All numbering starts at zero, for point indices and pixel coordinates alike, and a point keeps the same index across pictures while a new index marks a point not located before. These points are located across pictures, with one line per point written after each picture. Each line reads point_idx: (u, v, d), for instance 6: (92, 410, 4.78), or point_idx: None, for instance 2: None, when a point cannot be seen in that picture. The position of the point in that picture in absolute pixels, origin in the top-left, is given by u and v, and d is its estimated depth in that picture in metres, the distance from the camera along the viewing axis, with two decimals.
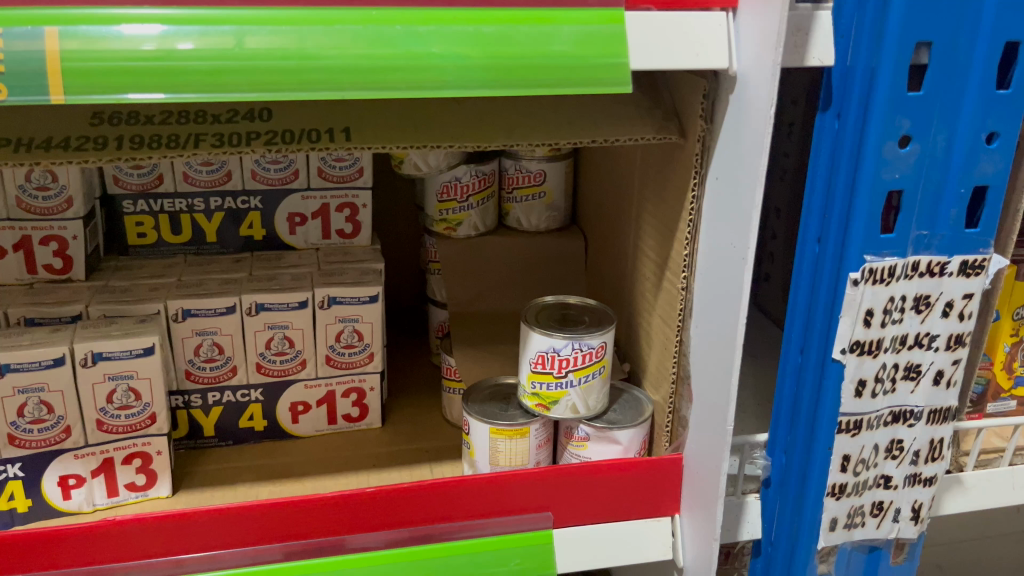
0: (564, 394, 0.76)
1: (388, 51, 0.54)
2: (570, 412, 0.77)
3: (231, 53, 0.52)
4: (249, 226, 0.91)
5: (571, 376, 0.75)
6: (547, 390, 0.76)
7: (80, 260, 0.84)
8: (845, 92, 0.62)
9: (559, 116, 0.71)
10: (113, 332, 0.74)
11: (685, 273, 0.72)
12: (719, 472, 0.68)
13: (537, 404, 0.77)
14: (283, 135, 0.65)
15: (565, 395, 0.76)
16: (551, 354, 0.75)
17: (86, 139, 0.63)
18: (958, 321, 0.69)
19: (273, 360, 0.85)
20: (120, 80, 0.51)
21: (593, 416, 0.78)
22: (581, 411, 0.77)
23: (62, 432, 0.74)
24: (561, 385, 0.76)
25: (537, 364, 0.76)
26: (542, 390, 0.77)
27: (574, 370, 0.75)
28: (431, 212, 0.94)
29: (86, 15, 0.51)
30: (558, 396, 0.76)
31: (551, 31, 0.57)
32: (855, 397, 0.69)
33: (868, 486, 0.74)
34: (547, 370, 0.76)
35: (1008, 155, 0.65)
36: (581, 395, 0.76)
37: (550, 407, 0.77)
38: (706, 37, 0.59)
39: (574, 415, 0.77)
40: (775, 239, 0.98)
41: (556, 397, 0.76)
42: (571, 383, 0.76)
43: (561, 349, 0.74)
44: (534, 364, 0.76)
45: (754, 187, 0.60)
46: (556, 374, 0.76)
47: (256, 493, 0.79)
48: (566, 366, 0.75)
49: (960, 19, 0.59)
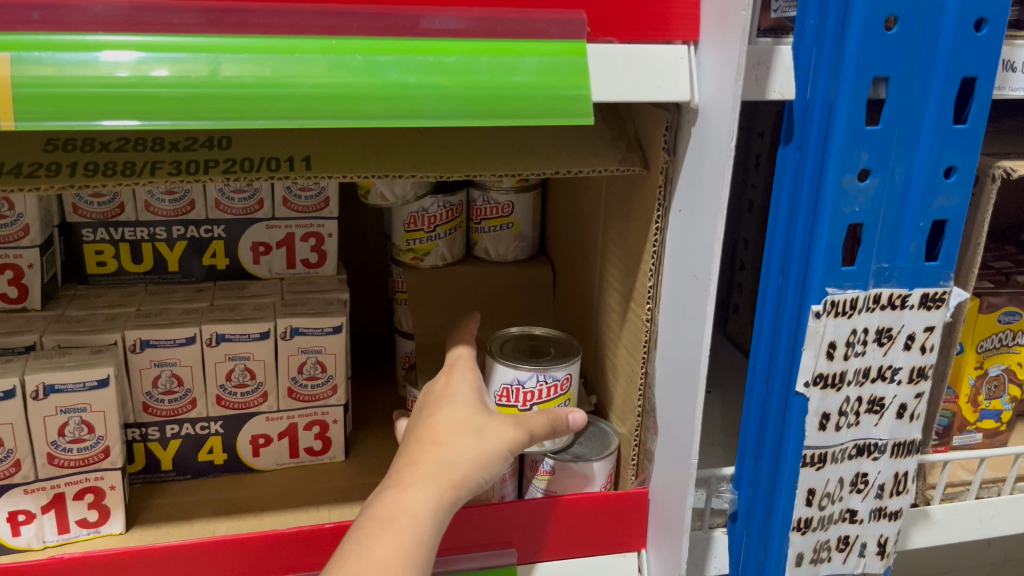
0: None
1: (349, 80, 0.54)
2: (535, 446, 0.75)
3: (188, 80, 0.52)
4: (212, 255, 0.89)
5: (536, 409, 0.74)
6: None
7: (37, 289, 0.82)
8: (805, 125, 0.62)
9: (523, 148, 0.70)
10: (67, 363, 0.72)
11: (650, 304, 0.72)
12: (684, 506, 0.67)
13: None
14: (242, 163, 0.65)
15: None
16: (516, 387, 0.74)
17: (39, 166, 0.62)
18: (920, 354, 0.69)
19: (233, 392, 0.83)
20: (73, 107, 0.50)
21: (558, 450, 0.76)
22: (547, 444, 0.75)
23: (11, 466, 0.71)
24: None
25: (501, 398, 0.74)
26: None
27: (540, 403, 0.74)
28: (397, 242, 0.93)
29: (38, 41, 0.50)
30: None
31: (515, 62, 0.57)
32: (819, 430, 0.69)
33: (834, 520, 0.73)
34: (512, 404, 0.74)
35: (965, 189, 0.65)
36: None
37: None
38: (668, 70, 0.60)
39: (540, 449, 0.75)
40: (743, 271, 0.99)
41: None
42: None
43: (526, 382, 0.73)
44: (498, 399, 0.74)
45: (716, 218, 0.60)
46: (521, 408, 0.74)
47: (214, 529, 0.77)
48: (531, 399, 0.74)
49: (915, 56, 0.60)
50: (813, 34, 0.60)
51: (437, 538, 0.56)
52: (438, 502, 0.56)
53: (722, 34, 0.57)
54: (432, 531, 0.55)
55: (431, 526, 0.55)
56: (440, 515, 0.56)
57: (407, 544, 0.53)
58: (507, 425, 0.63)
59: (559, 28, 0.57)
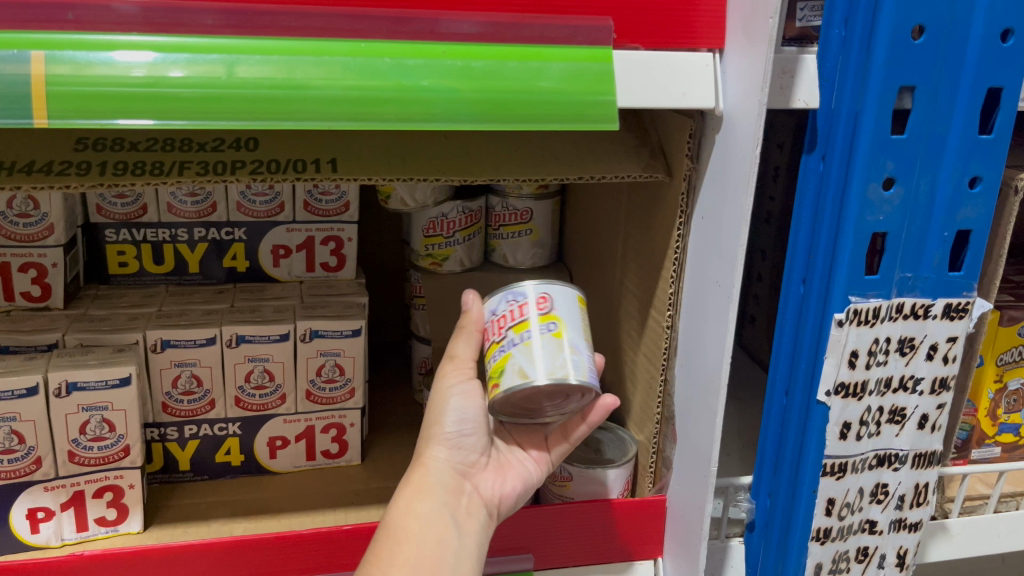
0: (509, 358, 0.59)
1: (377, 83, 0.54)
2: (521, 378, 0.58)
3: (220, 81, 0.52)
4: (232, 257, 0.90)
5: (510, 333, 0.61)
6: (493, 362, 0.61)
7: (59, 288, 0.82)
8: (830, 134, 0.62)
9: (547, 153, 0.71)
10: (89, 361, 0.73)
11: (671, 311, 0.72)
12: (703, 513, 0.67)
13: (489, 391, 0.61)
14: (268, 164, 0.65)
15: (510, 359, 0.59)
16: (493, 319, 0.63)
17: (69, 164, 0.62)
18: (942, 365, 0.69)
19: (252, 394, 0.84)
20: (107, 106, 0.50)
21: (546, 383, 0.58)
22: (532, 374, 0.58)
23: (32, 463, 0.72)
24: (504, 349, 0.60)
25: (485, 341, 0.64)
26: (490, 366, 0.61)
27: (513, 327, 0.61)
28: (417, 247, 0.94)
29: (74, 40, 0.51)
30: (504, 364, 0.60)
31: (540, 67, 0.57)
32: (839, 440, 0.69)
33: (853, 531, 0.73)
34: (493, 339, 0.62)
35: (990, 200, 0.65)
36: (528, 355, 0.59)
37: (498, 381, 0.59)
38: (692, 76, 0.60)
39: (525, 381, 0.58)
40: (760, 281, 0.99)
41: (503, 366, 0.60)
42: (512, 342, 0.60)
43: (498, 308, 0.63)
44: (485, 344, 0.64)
45: (739, 226, 0.60)
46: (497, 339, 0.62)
47: (231, 530, 0.77)
48: (505, 324, 0.62)
49: (940, 67, 0.60)
50: (838, 44, 0.60)
51: (425, 519, 0.61)
52: (407, 497, 0.63)
53: (749, 42, 0.57)
54: (414, 520, 0.61)
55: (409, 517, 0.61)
56: (414, 504, 0.62)
57: (394, 549, 0.59)
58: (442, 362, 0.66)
59: (584, 35, 0.58)
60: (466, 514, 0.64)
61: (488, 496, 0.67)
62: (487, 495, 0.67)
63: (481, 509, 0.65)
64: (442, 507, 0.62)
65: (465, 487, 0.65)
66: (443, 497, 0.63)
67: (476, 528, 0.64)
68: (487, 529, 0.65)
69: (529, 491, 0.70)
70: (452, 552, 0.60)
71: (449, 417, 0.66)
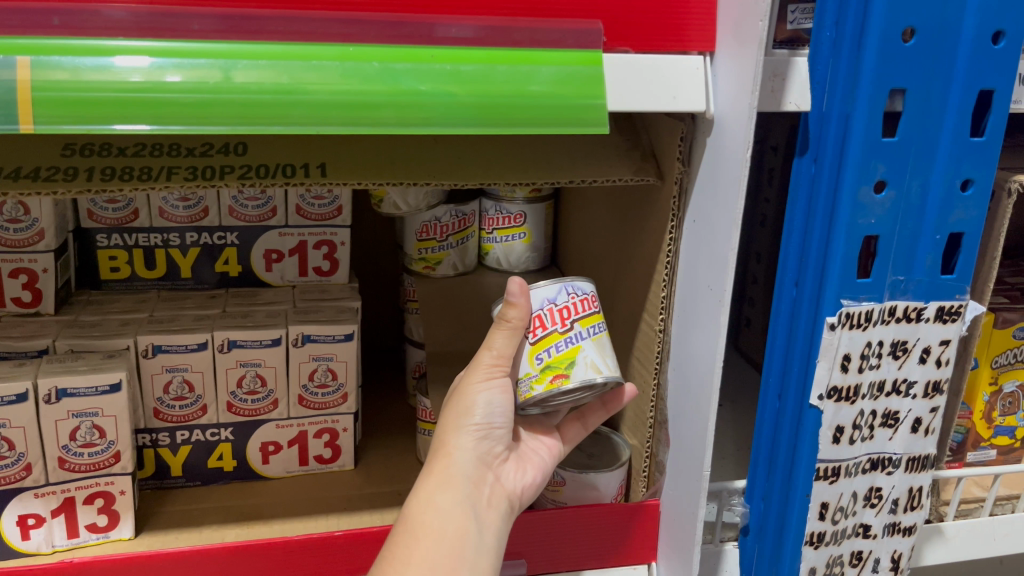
0: (579, 350, 0.63)
1: (366, 88, 0.54)
2: (593, 371, 0.63)
3: (208, 86, 0.52)
4: (224, 262, 0.90)
5: (578, 326, 0.64)
6: (558, 353, 0.63)
7: (50, 294, 0.82)
8: (821, 137, 0.62)
9: (538, 157, 0.70)
10: (79, 367, 0.73)
11: (663, 315, 0.71)
12: (696, 518, 0.67)
13: (550, 380, 0.63)
14: (258, 169, 0.65)
15: (581, 352, 0.63)
16: (548, 309, 0.64)
17: (57, 169, 0.62)
18: (935, 368, 0.69)
19: (244, 399, 0.83)
20: (93, 111, 0.50)
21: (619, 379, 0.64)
22: (605, 369, 0.63)
23: (22, 470, 0.72)
24: (572, 340, 0.63)
25: (535, 330, 0.63)
26: (552, 357, 0.63)
27: (579, 319, 0.64)
28: (409, 250, 0.93)
29: (60, 45, 0.50)
30: (573, 356, 0.63)
31: (531, 71, 0.57)
32: (832, 444, 0.69)
33: (847, 535, 0.73)
34: (549, 329, 0.63)
35: (982, 202, 0.65)
36: (598, 350, 0.64)
37: (570, 372, 0.62)
38: (682, 80, 0.60)
39: (600, 374, 0.63)
40: (755, 283, 0.99)
41: (573, 358, 0.63)
42: (580, 336, 0.64)
43: (557, 298, 0.64)
44: (531, 333, 0.64)
45: (730, 229, 0.60)
46: (561, 330, 0.63)
47: (223, 536, 0.76)
48: (568, 316, 0.64)
49: (931, 69, 0.60)
50: (830, 45, 0.60)
51: (446, 512, 0.60)
52: (429, 487, 0.62)
53: (739, 45, 0.57)
54: (436, 514, 0.60)
55: (430, 510, 0.60)
56: (436, 496, 0.61)
57: (411, 546, 0.58)
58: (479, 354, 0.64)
59: (575, 38, 0.57)
60: (486, 506, 0.64)
61: (509, 485, 0.67)
62: (507, 485, 0.67)
63: (501, 500, 0.65)
64: (464, 500, 0.62)
65: (486, 478, 0.65)
66: (464, 490, 0.63)
67: (495, 524, 0.63)
68: (506, 520, 0.65)
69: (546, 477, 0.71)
70: (471, 550, 0.60)
71: (480, 411, 0.64)
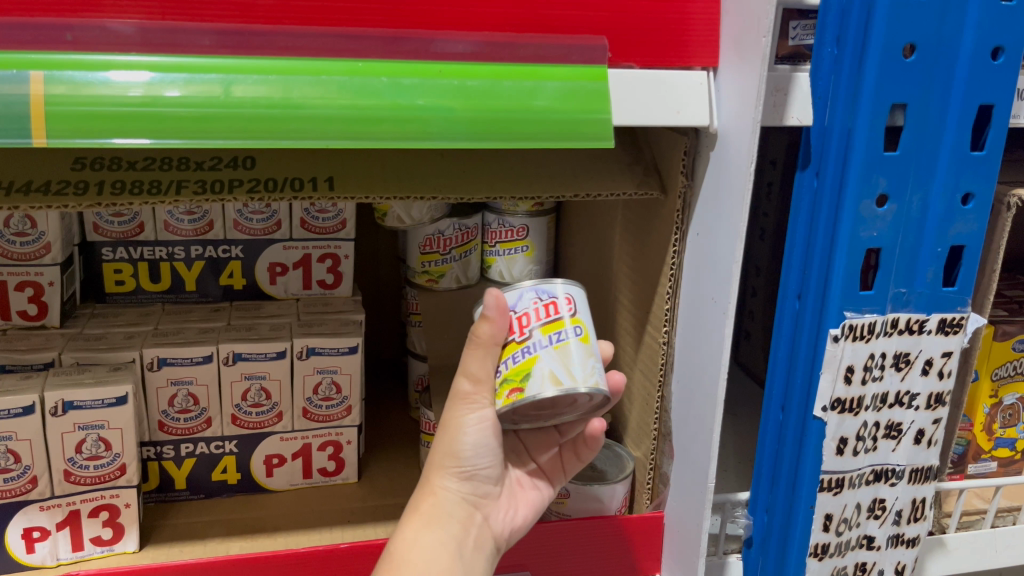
0: (535, 360, 0.58)
1: (374, 102, 0.55)
2: (552, 384, 0.58)
3: (218, 101, 0.53)
4: (229, 275, 0.90)
5: (540, 334, 0.59)
6: (515, 364, 0.59)
7: (56, 307, 0.82)
8: (823, 152, 0.63)
9: (542, 172, 0.71)
10: (85, 380, 0.73)
11: (667, 327, 0.72)
12: (701, 530, 0.67)
13: (512, 391, 0.59)
14: (266, 183, 0.65)
15: (538, 362, 0.58)
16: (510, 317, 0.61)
17: (66, 183, 0.63)
18: (937, 379, 0.70)
19: (248, 412, 0.84)
20: (104, 125, 0.51)
21: (584, 389, 0.58)
22: (565, 379, 0.58)
23: (28, 482, 0.72)
24: (530, 350, 0.59)
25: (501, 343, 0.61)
26: (511, 369, 0.59)
27: (539, 325, 0.60)
28: (413, 264, 0.94)
29: (72, 60, 0.51)
30: (531, 366, 0.58)
31: (536, 86, 0.58)
32: (836, 455, 0.69)
33: (851, 546, 0.73)
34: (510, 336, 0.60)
35: (983, 216, 0.66)
36: (560, 360, 0.58)
37: (529, 386, 0.58)
38: (686, 95, 0.61)
39: (558, 386, 0.57)
40: (755, 296, 0.99)
41: (528, 369, 0.58)
42: (540, 343, 0.59)
43: (518, 304, 0.61)
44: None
45: (734, 241, 0.60)
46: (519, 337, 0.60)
47: (227, 548, 0.76)
48: (529, 322, 0.60)
49: (931, 85, 0.61)
50: (830, 62, 0.61)
51: (431, 547, 0.61)
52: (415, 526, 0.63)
53: (742, 61, 0.58)
54: (423, 549, 0.61)
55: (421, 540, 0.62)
56: (423, 533, 0.62)
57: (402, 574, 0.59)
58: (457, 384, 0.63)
59: (579, 54, 0.58)
60: (475, 542, 0.64)
61: (500, 528, 0.68)
62: (497, 526, 0.68)
63: (489, 543, 0.66)
64: (450, 540, 0.63)
65: (476, 518, 0.66)
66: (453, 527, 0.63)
67: (486, 556, 0.64)
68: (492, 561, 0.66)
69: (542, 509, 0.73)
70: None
71: (464, 452, 0.64)
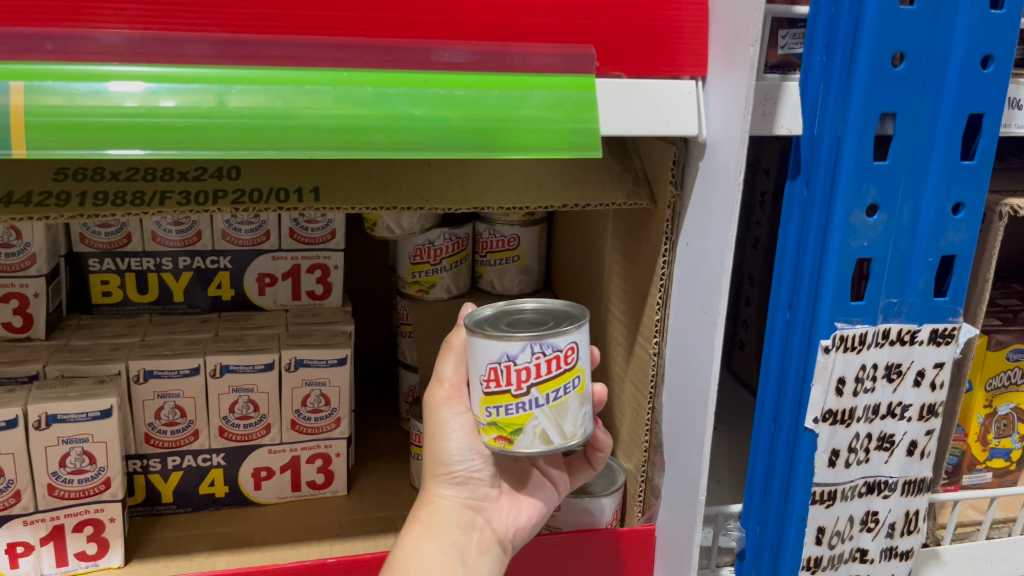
0: (530, 418, 0.56)
1: (360, 112, 0.54)
2: (541, 442, 0.56)
3: (202, 111, 0.52)
4: (217, 286, 0.89)
5: (535, 392, 0.55)
6: (507, 415, 0.56)
7: (41, 319, 0.82)
8: (813, 161, 0.62)
9: (531, 182, 0.70)
10: (70, 393, 0.72)
11: (657, 338, 0.71)
12: (692, 543, 0.67)
13: (496, 437, 0.57)
14: (250, 195, 0.65)
15: (532, 419, 0.56)
16: (505, 365, 0.55)
17: (48, 195, 0.62)
18: (930, 391, 0.69)
19: (236, 424, 0.83)
20: (85, 136, 0.50)
21: (570, 445, 0.57)
22: (556, 440, 0.56)
23: (11, 497, 0.71)
24: (524, 406, 0.55)
25: (489, 382, 0.56)
26: (500, 417, 0.56)
27: (538, 383, 0.55)
28: (403, 274, 0.93)
29: (52, 71, 0.50)
30: (522, 422, 0.56)
31: (523, 95, 0.57)
32: (828, 467, 0.68)
33: (844, 559, 0.72)
34: (502, 388, 0.55)
35: (975, 225, 0.65)
36: (554, 418, 0.56)
37: (515, 440, 0.56)
38: (675, 104, 0.60)
39: (548, 447, 0.56)
40: (748, 306, 0.99)
41: (521, 424, 0.56)
42: (535, 403, 0.55)
43: (518, 356, 0.55)
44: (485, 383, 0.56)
45: (725, 252, 0.60)
46: (514, 393, 0.55)
47: (213, 563, 0.75)
48: (527, 378, 0.55)
49: (921, 94, 0.60)
50: (820, 70, 0.60)
51: (428, 557, 0.60)
52: (411, 538, 0.62)
53: (730, 69, 0.57)
54: (419, 559, 0.60)
55: (416, 552, 0.61)
56: (418, 545, 0.62)
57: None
58: (433, 389, 0.64)
59: (566, 62, 0.57)
60: (476, 550, 0.63)
61: (504, 528, 0.67)
62: (500, 528, 0.67)
63: (494, 544, 0.65)
64: (449, 547, 0.62)
65: (478, 522, 0.65)
66: (448, 537, 0.63)
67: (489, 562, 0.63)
68: (501, 564, 0.65)
69: (542, 517, 0.71)
70: None
71: (453, 456, 0.64)
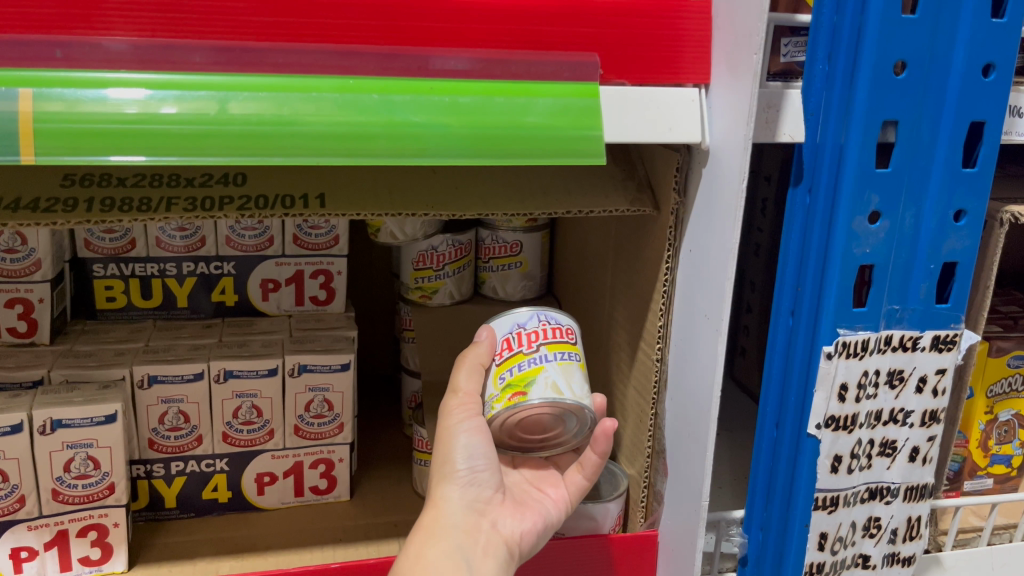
0: (541, 370, 0.62)
1: (366, 119, 0.55)
2: (553, 394, 0.62)
3: (209, 118, 0.52)
4: (221, 291, 0.90)
5: (544, 350, 0.63)
6: (520, 371, 0.63)
7: (46, 324, 0.82)
8: (815, 169, 0.63)
9: (534, 189, 0.71)
10: (75, 398, 0.72)
11: (660, 344, 0.71)
12: (696, 548, 0.67)
13: (511, 397, 0.62)
14: (256, 201, 0.65)
15: (543, 372, 0.62)
16: None
17: (56, 201, 0.62)
18: (932, 397, 0.70)
19: (239, 430, 0.83)
20: (93, 142, 0.50)
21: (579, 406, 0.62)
22: (566, 393, 0.62)
23: (16, 502, 0.71)
24: (536, 361, 0.63)
25: (504, 351, 0.65)
26: (514, 376, 0.63)
27: (547, 343, 0.64)
28: (406, 280, 0.93)
29: (61, 77, 0.50)
30: (534, 375, 0.62)
31: (528, 103, 0.58)
32: (831, 473, 0.69)
33: (846, 565, 0.72)
34: (514, 350, 0.64)
35: (976, 232, 0.66)
36: (563, 375, 0.62)
37: (528, 390, 0.62)
38: (678, 112, 0.60)
39: (558, 397, 0.62)
40: (749, 313, 0.99)
41: (534, 375, 0.62)
42: (544, 357, 0.63)
43: (526, 324, 0.65)
44: None
45: (727, 259, 0.60)
46: (526, 351, 0.64)
47: (217, 568, 0.75)
48: (536, 339, 0.64)
49: (923, 101, 0.61)
50: (823, 79, 0.61)
51: (432, 560, 0.60)
52: (415, 542, 0.62)
53: (733, 77, 0.58)
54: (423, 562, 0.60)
55: (421, 556, 0.60)
56: (422, 548, 0.61)
57: None
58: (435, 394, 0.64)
59: (570, 71, 0.58)
60: (482, 551, 0.62)
61: (514, 532, 0.66)
62: (507, 530, 0.66)
63: (501, 547, 0.64)
64: (454, 550, 0.61)
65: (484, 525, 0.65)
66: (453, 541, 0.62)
67: (495, 563, 0.62)
68: (508, 566, 0.64)
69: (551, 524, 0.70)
70: None
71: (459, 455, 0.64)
